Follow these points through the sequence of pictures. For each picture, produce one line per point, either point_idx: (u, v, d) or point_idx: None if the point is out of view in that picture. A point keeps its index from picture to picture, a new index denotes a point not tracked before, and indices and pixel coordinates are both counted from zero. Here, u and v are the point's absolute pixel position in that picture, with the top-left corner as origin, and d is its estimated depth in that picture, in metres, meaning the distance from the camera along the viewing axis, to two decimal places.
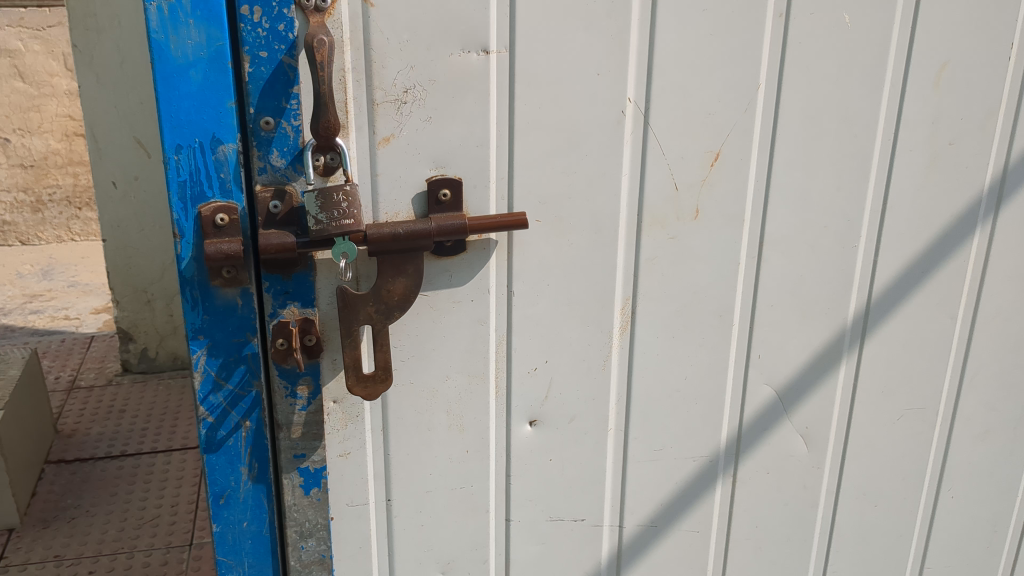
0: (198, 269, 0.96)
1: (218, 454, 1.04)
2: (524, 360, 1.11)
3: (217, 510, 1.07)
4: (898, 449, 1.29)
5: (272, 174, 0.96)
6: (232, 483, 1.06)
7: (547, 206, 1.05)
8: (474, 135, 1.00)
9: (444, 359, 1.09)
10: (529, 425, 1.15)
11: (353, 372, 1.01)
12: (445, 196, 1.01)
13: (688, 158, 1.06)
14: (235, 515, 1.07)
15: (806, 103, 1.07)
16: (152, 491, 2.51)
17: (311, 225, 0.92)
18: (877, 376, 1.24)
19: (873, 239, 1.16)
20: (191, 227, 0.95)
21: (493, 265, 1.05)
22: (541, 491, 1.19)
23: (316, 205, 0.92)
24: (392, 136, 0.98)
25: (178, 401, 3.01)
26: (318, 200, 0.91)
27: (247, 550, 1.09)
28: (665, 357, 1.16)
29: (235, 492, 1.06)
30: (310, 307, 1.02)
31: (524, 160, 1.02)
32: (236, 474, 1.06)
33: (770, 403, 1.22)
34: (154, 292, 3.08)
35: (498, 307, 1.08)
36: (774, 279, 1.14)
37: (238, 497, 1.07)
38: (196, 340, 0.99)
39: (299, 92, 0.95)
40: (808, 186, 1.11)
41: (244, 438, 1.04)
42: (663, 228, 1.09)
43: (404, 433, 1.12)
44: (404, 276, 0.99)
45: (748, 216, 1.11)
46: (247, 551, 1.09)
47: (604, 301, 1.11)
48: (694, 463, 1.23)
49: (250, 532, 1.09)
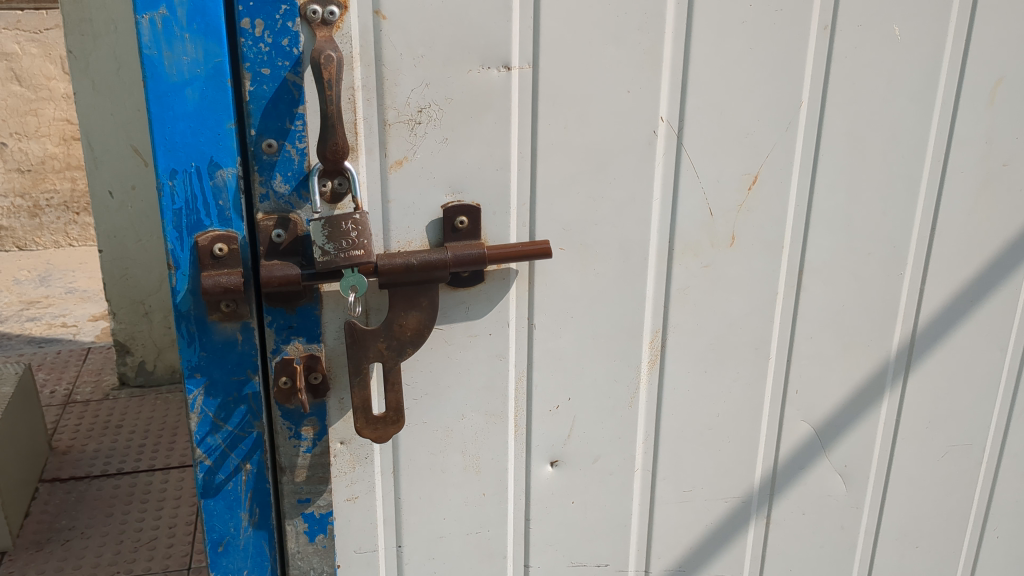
0: (195, 302, 0.90)
1: (216, 499, 0.98)
2: (546, 398, 1.04)
3: (215, 559, 1.01)
4: (942, 487, 1.21)
5: (275, 201, 0.89)
6: (231, 529, 1.00)
7: (572, 233, 0.97)
8: (493, 158, 0.92)
9: (460, 396, 1.01)
10: (551, 466, 1.07)
11: (363, 414, 0.94)
12: (461, 224, 0.93)
13: (723, 181, 0.99)
14: (236, 563, 1.02)
15: (851, 123, 0.99)
16: (149, 513, 2.42)
17: (318, 256, 0.87)
18: (921, 411, 1.16)
19: (920, 266, 1.08)
20: (187, 258, 0.88)
21: (513, 295, 0.98)
22: (563, 536, 1.11)
23: (323, 234, 0.86)
24: (405, 159, 0.90)
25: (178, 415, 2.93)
26: (325, 229, 0.86)
27: None
28: (697, 393, 1.08)
29: (235, 539, 1.01)
30: (316, 342, 0.95)
31: (548, 184, 0.95)
32: (236, 520, 1.00)
33: (807, 440, 1.14)
34: (151, 305, 2.99)
35: (518, 341, 1.00)
36: (813, 309, 1.07)
37: (238, 545, 1.01)
38: (193, 379, 0.93)
39: (304, 113, 0.88)
40: (852, 210, 1.03)
41: (245, 482, 0.98)
42: (696, 256, 1.01)
43: (416, 475, 1.04)
44: (416, 309, 0.93)
45: (787, 242, 1.03)
46: None
47: (632, 334, 1.03)
48: (726, 504, 1.15)
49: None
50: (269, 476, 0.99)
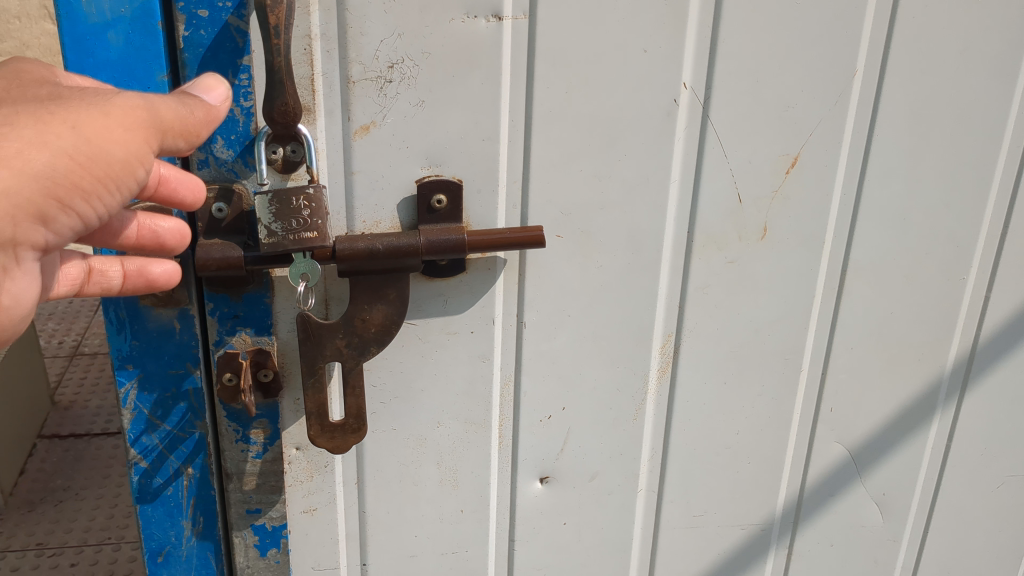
0: None
1: (154, 506, 0.85)
2: (536, 406, 0.89)
3: (154, 570, 0.88)
4: (994, 522, 1.05)
5: (216, 169, 0.75)
6: (172, 539, 0.87)
7: (571, 218, 0.82)
8: (479, 126, 0.77)
9: (435, 402, 0.87)
10: (540, 483, 0.93)
11: (317, 420, 0.81)
12: (439, 203, 0.79)
13: (755, 162, 0.82)
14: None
15: (915, 98, 0.82)
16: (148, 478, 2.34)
17: (263, 237, 0.73)
18: (975, 436, 1.00)
19: (986, 270, 0.91)
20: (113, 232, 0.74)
21: (500, 288, 0.83)
22: (552, 559, 0.98)
23: (270, 210, 0.73)
24: (373, 125, 0.75)
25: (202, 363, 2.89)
26: (272, 205, 0.72)
27: None
28: (714, 407, 0.93)
29: (176, 549, 0.88)
30: (266, 335, 0.82)
31: (544, 160, 0.79)
32: (178, 529, 0.87)
33: (840, 464, 0.98)
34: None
35: (504, 341, 0.86)
36: (856, 317, 0.91)
37: (179, 556, 0.88)
38: (125, 373, 0.79)
39: (250, 64, 0.73)
40: (910, 202, 0.86)
41: (186, 488, 0.85)
42: (720, 250, 0.85)
43: (384, 488, 0.91)
44: (383, 302, 0.79)
45: (829, 237, 0.87)
46: None
47: (639, 338, 0.88)
48: (742, 532, 1.00)
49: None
50: (215, 483, 0.86)
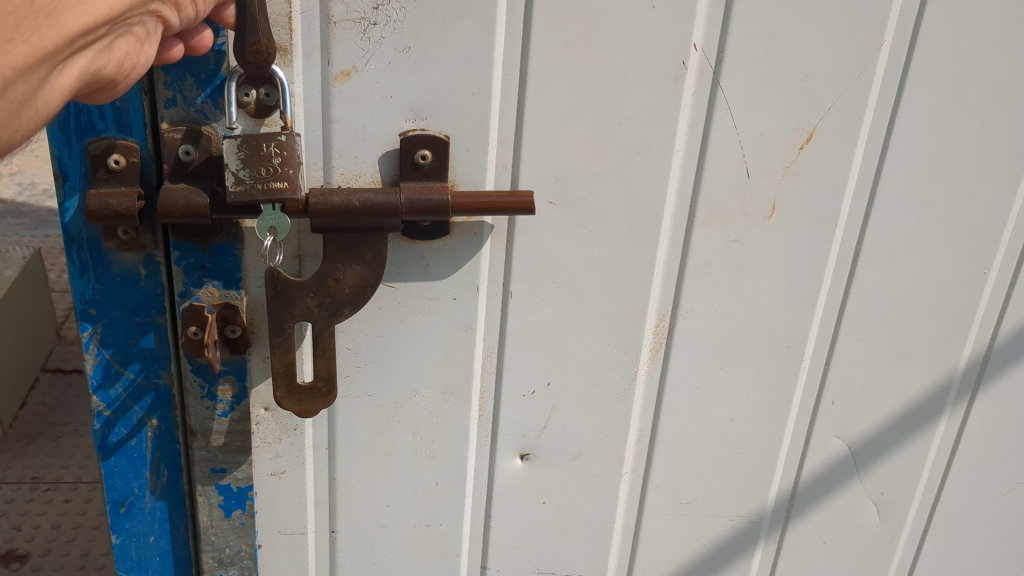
0: (87, 224, 0.72)
1: (117, 456, 0.82)
2: (518, 380, 0.85)
3: (116, 521, 0.85)
4: (999, 530, 1.00)
5: (185, 110, 0.70)
6: (135, 490, 0.84)
7: (565, 183, 0.76)
8: (470, 79, 0.72)
9: (412, 369, 0.83)
10: (520, 460, 0.89)
11: (284, 380, 0.78)
12: (424, 160, 0.73)
13: (767, 135, 0.76)
14: (140, 529, 0.86)
15: (947, 74, 0.75)
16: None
17: (230, 185, 0.69)
18: (985, 439, 0.94)
19: (1010, 264, 0.85)
20: (76, 169, 0.70)
21: (486, 255, 0.79)
22: (530, 538, 0.94)
23: (238, 157, 0.68)
24: (355, 71, 0.70)
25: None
26: (241, 150, 0.67)
27: (154, 569, 0.88)
28: (708, 393, 0.88)
29: (139, 501, 0.84)
30: (234, 289, 0.77)
31: (539, 119, 0.73)
32: (141, 481, 0.83)
33: (839, 459, 0.93)
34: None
35: (488, 310, 0.81)
36: (866, 306, 0.85)
37: (142, 508, 0.85)
38: (88, 318, 0.76)
39: None
40: (933, 187, 0.80)
41: (150, 440, 0.82)
42: (723, 227, 0.80)
43: (355, 455, 0.87)
44: (358, 262, 0.75)
45: (843, 220, 0.80)
46: (154, 568, 0.88)
47: (631, 315, 0.83)
48: (730, 523, 0.96)
49: (158, 549, 0.87)
50: (179, 437, 0.82)
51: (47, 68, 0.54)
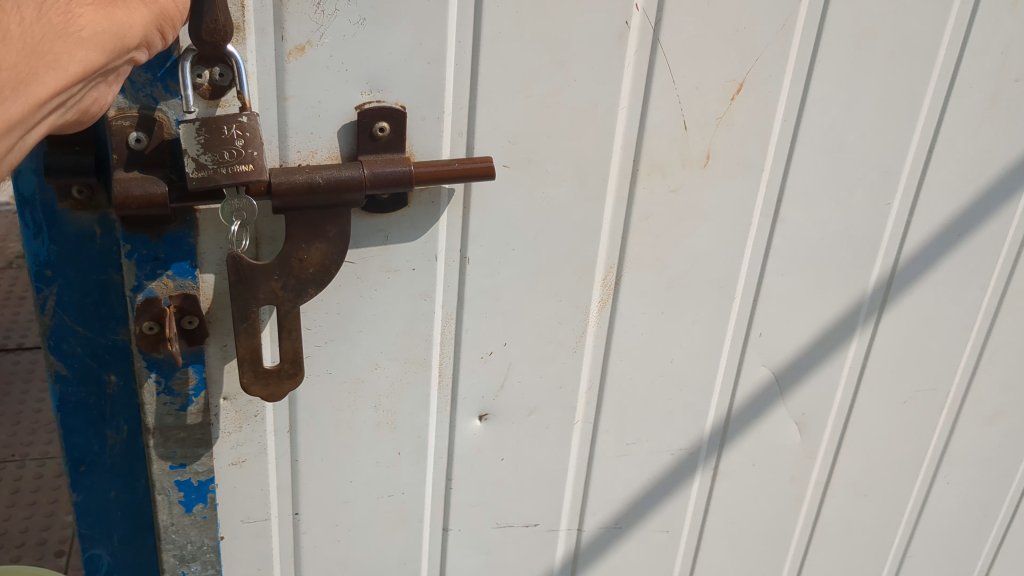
0: (40, 183, 0.69)
1: (74, 416, 0.79)
2: (475, 343, 0.86)
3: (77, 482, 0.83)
4: (901, 435, 1.10)
5: (133, 95, 0.67)
6: (96, 450, 0.82)
7: (518, 146, 0.78)
8: (424, 48, 0.72)
9: (372, 343, 0.83)
10: (478, 420, 0.91)
11: (249, 366, 0.76)
12: (382, 132, 0.73)
13: (702, 88, 0.80)
14: (101, 485, 0.84)
15: (857, 22, 0.81)
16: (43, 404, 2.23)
17: (190, 170, 0.66)
18: (890, 355, 1.03)
19: (910, 195, 0.93)
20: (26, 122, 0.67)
21: (443, 223, 0.79)
22: (489, 495, 0.96)
23: (197, 142, 0.66)
24: (309, 46, 0.69)
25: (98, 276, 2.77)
26: (200, 135, 0.66)
27: (118, 527, 0.87)
28: (651, 337, 0.92)
29: (102, 461, 0.83)
30: (190, 278, 0.75)
31: (492, 84, 0.74)
32: (101, 440, 0.81)
33: (766, 385, 1.01)
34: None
35: (446, 277, 0.82)
36: (790, 242, 0.91)
37: (105, 468, 0.83)
38: (43, 281, 0.73)
39: None
40: (846, 128, 0.86)
41: (110, 400, 0.80)
42: (663, 179, 0.83)
43: (318, 435, 0.86)
44: (322, 240, 0.74)
45: (769, 163, 0.86)
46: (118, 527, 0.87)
47: (581, 269, 0.86)
48: (671, 457, 1.02)
49: (120, 505, 0.86)
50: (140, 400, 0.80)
51: (18, 132, 0.50)
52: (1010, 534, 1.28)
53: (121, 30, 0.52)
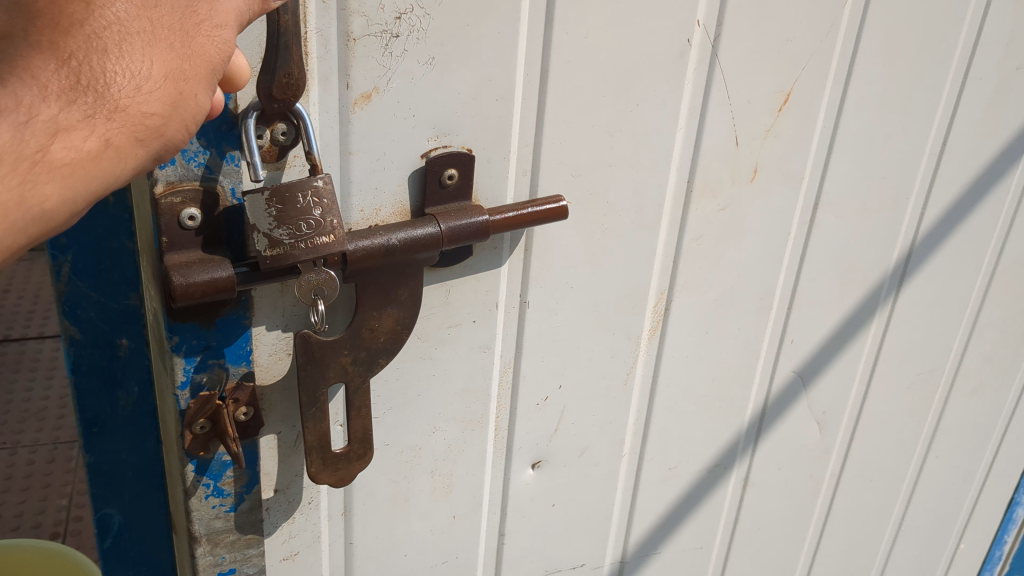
0: None
1: (87, 385, 0.66)
2: (532, 389, 0.80)
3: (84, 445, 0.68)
4: (904, 418, 1.12)
5: (183, 167, 0.56)
6: (105, 413, 0.68)
7: (581, 179, 0.72)
8: (492, 84, 0.65)
9: (431, 405, 0.76)
10: (532, 469, 0.85)
11: (318, 453, 0.67)
12: (450, 179, 0.66)
13: (754, 101, 0.77)
14: (116, 451, 0.70)
15: (891, 23, 0.80)
16: (38, 384, 2.34)
17: (264, 247, 0.57)
18: (898, 343, 1.05)
19: (924, 187, 0.94)
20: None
21: (505, 268, 0.73)
22: (540, 544, 0.90)
23: (269, 214, 0.57)
24: (376, 92, 0.61)
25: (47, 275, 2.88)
26: (272, 207, 0.56)
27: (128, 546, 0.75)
28: (696, 359, 0.89)
29: (109, 424, 0.69)
30: (243, 364, 0.65)
31: (559, 117, 0.68)
32: (114, 407, 0.68)
33: (792, 390, 1.00)
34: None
35: (506, 325, 0.76)
36: (822, 247, 0.90)
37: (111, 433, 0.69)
38: (56, 250, 0.60)
39: None
40: (876, 129, 0.85)
41: (124, 364, 0.67)
42: (714, 197, 0.80)
43: (374, 512, 0.78)
44: (393, 305, 0.66)
45: (808, 171, 0.84)
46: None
47: (635, 299, 0.81)
48: (707, 473, 1.00)
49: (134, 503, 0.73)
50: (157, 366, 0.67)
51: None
52: (984, 496, 1.34)
53: (91, 189, 0.42)
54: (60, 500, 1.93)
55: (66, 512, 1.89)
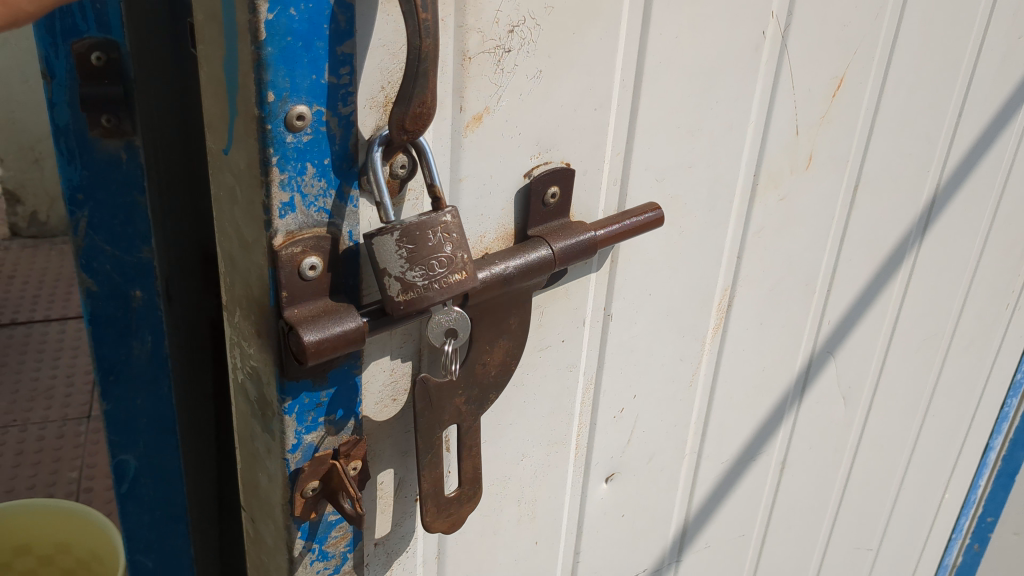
0: None
1: (102, 331, 0.76)
2: (611, 402, 0.78)
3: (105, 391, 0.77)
4: (910, 382, 1.15)
5: (304, 214, 0.51)
6: None
7: (665, 184, 0.69)
8: (592, 93, 0.61)
9: (521, 433, 0.72)
10: (606, 483, 0.82)
11: (433, 501, 0.63)
12: (551, 197, 0.62)
13: (814, 89, 0.76)
14: (130, 398, 0.78)
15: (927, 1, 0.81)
16: (46, 364, 2.39)
17: (394, 292, 0.52)
18: (910, 311, 1.07)
19: (942, 160, 0.95)
20: (63, 63, 0.68)
21: (593, 284, 0.69)
22: (610, 556, 0.88)
23: (399, 255, 0.52)
24: (486, 113, 0.56)
25: (46, 262, 2.99)
26: (402, 249, 0.51)
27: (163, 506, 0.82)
28: (750, 350, 0.88)
29: None
30: (353, 417, 0.60)
31: (650, 122, 0.65)
32: (127, 355, 0.76)
33: (825, 369, 1.00)
34: (42, 151, 3.11)
35: (591, 341, 0.72)
36: (859, 227, 0.90)
37: None
38: None
39: (354, 56, 0.49)
40: (909, 106, 0.86)
41: (137, 315, 0.75)
42: (776, 188, 0.79)
43: (465, 550, 0.74)
44: (504, 336, 0.62)
45: (853, 154, 0.84)
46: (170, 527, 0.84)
47: (704, 299, 0.79)
48: (753, 463, 0.99)
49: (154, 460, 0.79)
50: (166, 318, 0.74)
51: None
52: (967, 446, 1.40)
53: None
54: (71, 475, 2.00)
55: (75, 487, 1.96)
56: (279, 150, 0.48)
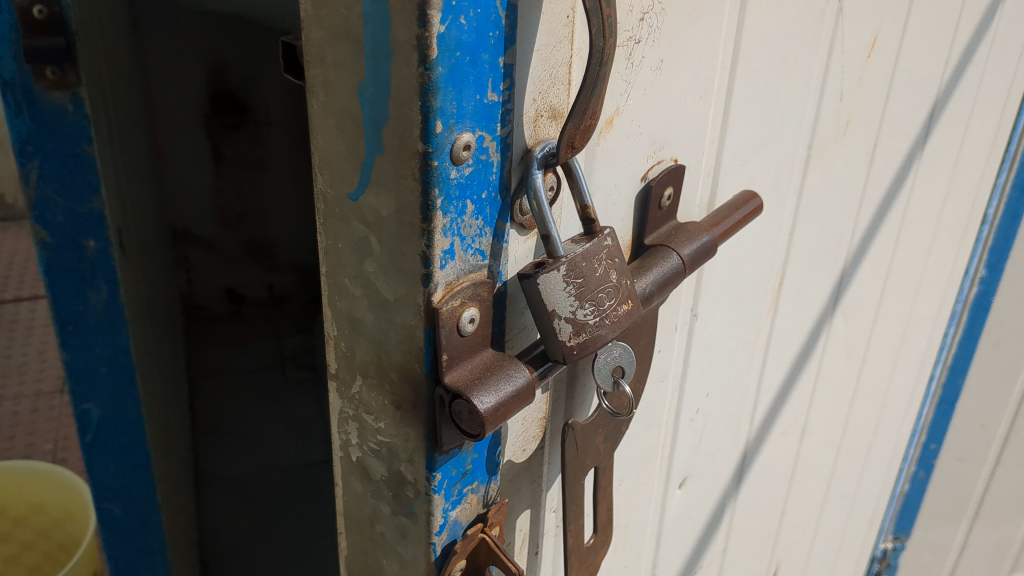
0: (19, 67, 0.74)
1: (59, 282, 0.84)
2: (690, 404, 0.73)
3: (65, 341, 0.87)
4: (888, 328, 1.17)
5: (462, 260, 0.42)
6: (79, 309, 0.86)
7: (746, 169, 0.65)
8: (698, 81, 0.55)
9: (624, 457, 0.66)
10: (679, 487, 0.78)
11: (576, 555, 0.56)
12: (665, 200, 0.56)
13: (854, 51, 0.73)
14: (89, 347, 0.88)
15: None
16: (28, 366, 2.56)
17: (567, 337, 0.45)
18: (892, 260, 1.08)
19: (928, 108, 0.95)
20: (3, 20, 0.74)
21: (686, 286, 0.64)
22: (676, 558, 0.84)
23: (570, 294, 0.44)
24: (617, 115, 0.49)
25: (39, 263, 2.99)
26: (571, 285, 0.44)
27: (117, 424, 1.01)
28: (787, 325, 0.85)
29: (86, 317, 0.86)
30: (491, 479, 0.52)
31: (739, 105, 0.60)
32: (84, 306, 0.85)
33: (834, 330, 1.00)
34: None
35: (681, 346, 0.67)
36: (871, 185, 0.89)
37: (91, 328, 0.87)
38: (24, 156, 0.78)
39: (513, 66, 0.41)
40: (914, 59, 0.85)
41: (90, 263, 0.83)
42: (821, 158, 0.75)
43: None
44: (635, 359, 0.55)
45: (874, 113, 0.82)
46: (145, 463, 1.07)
47: (762, 281, 0.76)
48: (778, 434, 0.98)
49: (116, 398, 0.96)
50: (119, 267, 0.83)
51: None
52: (920, 380, 1.45)
53: None
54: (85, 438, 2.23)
55: (52, 454, 2.28)
56: (444, 190, 0.40)
